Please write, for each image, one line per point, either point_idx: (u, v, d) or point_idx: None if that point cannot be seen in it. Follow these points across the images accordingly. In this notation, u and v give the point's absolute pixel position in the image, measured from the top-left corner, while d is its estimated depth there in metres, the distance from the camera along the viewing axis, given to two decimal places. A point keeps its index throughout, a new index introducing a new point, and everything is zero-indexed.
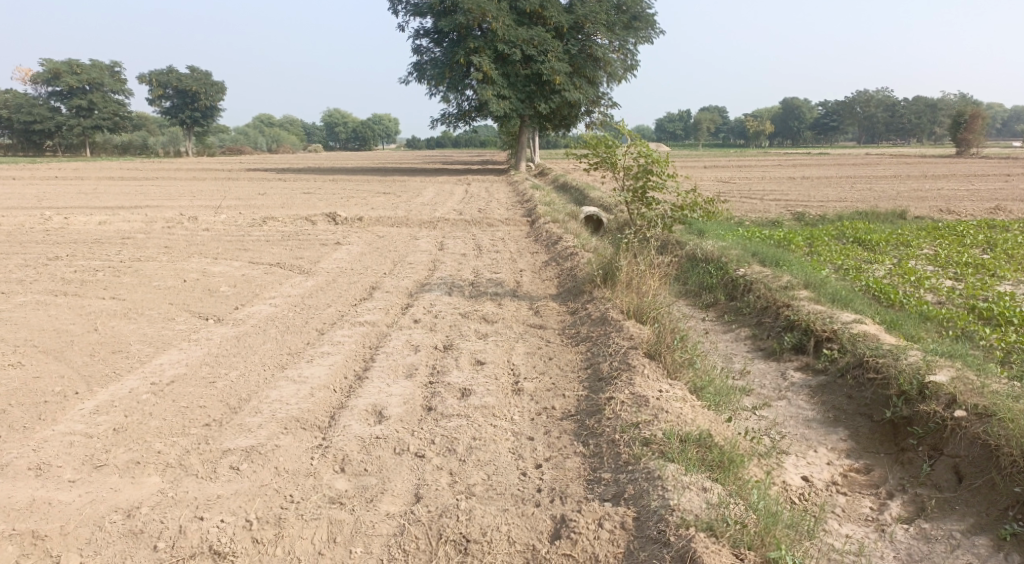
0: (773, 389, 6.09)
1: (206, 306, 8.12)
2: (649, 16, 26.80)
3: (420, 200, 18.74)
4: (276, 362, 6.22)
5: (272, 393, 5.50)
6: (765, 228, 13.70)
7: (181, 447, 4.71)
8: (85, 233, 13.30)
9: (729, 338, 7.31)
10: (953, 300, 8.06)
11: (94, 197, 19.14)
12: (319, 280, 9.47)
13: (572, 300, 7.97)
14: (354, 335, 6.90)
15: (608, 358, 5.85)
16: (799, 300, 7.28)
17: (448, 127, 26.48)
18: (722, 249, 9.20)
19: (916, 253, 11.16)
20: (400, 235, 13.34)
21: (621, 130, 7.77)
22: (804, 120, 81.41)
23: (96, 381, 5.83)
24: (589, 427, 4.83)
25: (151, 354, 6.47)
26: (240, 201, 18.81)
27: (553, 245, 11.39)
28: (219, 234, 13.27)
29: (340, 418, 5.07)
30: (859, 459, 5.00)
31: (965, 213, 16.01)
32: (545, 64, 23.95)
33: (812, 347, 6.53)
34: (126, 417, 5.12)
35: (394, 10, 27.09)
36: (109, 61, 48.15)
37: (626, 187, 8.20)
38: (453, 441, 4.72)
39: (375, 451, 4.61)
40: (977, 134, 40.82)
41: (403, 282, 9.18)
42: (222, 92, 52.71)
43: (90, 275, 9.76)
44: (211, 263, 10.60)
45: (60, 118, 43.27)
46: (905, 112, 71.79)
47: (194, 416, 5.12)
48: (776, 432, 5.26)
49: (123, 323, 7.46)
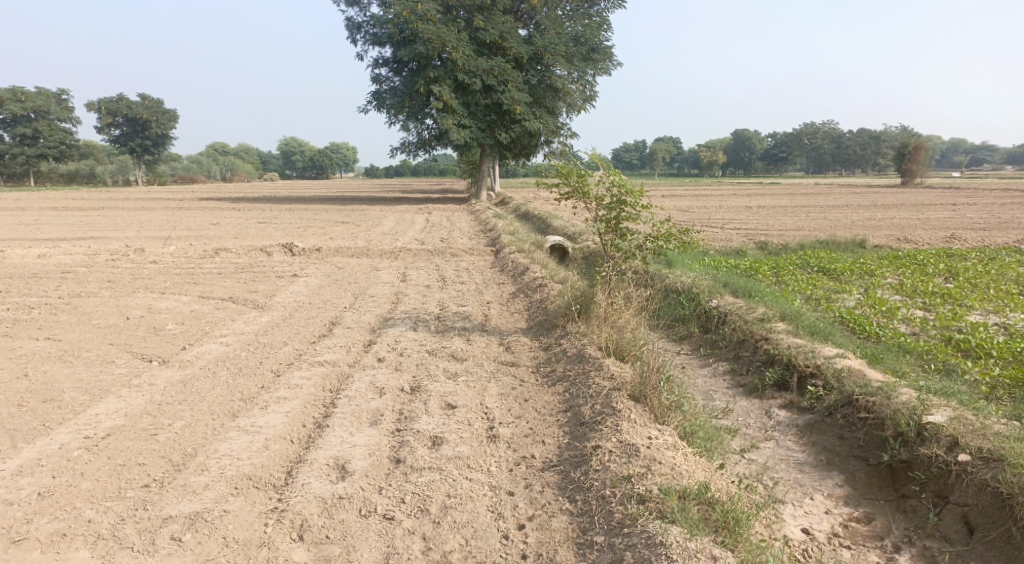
0: (759, 429, 5.78)
1: (151, 346, 7.52)
2: (607, 48, 27.01)
3: (380, 230, 18.30)
4: (226, 410, 5.68)
5: (221, 446, 4.97)
6: (730, 257, 13.56)
7: (115, 514, 4.17)
8: (22, 267, 12.49)
9: (706, 374, 7.01)
10: (927, 330, 7.93)
11: (35, 228, 18.18)
12: (274, 315, 8.92)
13: (544, 335, 7.60)
14: (313, 377, 6.40)
15: (588, 401, 5.47)
16: (778, 333, 7.03)
17: (408, 155, 26.13)
18: (692, 279, 8.96)
19: (881, 282, 11.14)
20: (360, 266, 12.86)
21: (594, 159, 7.51)
22: (755, 150, 83.11)
23: (21, 435, 5.23)
24: (575, 481, 4.46)
25: (86, 403, 5.87)
26: (191, 231, 18.07)
27: (520, 276, 11.05)
28: (167, 267, 12.58)
29: (297, 475, 4.58)
30: (858, 506, 4.73)
31: (922, 242, 16.21)
32: (505, 94, 23.84)
33: (795, 384, 6.26)
34: (53, 479, 4.55)
35: (353, 38, 26.81)
36: (56, 88, 46.73)
37: (599, 218, 7.94)
38: (426, 499, 4.28)
39: (339, 514, 4.14)
40: (920, 164, 42.06)
41: (364, 316, 8.70)
42: (175, 120, 51.57)
43: (24, 313, 9.06)
44: (158, 298, 9.97)
45: (2, 146, 41.64)
46: (852, 143, 74.22)
47: (132, 476, 4.57)
48: (768, 477, 4.95)
49: (57, 367, 6.83)
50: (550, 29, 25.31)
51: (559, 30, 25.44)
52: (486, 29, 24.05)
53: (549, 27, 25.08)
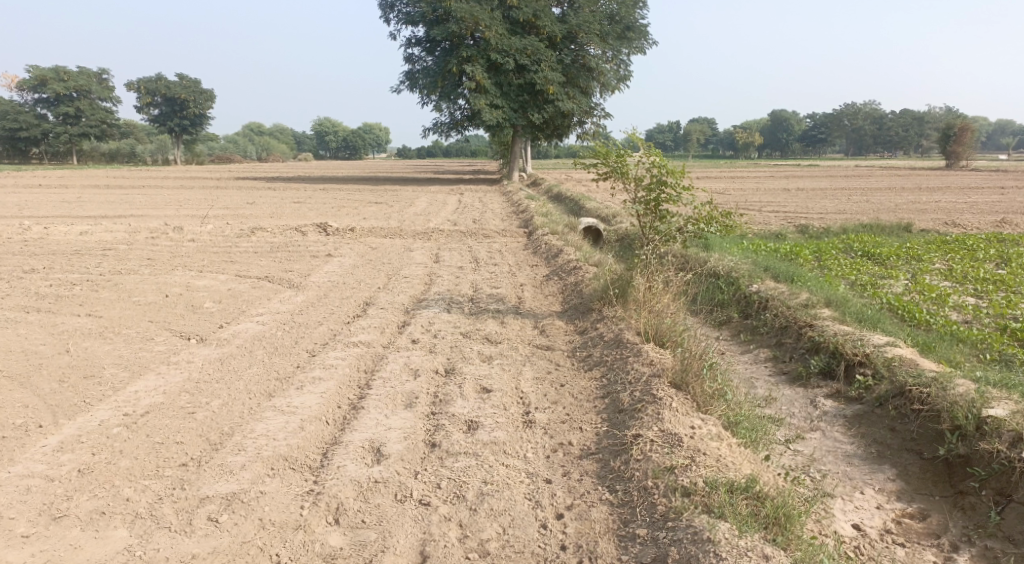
0: (804, 418, 5.60)
1: (189, 324, 7.57)
2: (643, 26, 26.50)
3: (412, 210, 18.26)
4: (262, 389, 5.67)
5: (258, 426, 4.95)
6: (769, 241, 13.22)
7: (153, 493, 4.17)
8: (64, 244, 12.72)
9: (747, 360, 6.82)
10: (980, 319, 7.60)
11: (76, 206, 18.51)
12: (309, 295, 8.93)
13: (579, 318, 7.47)
14: (348, 357, 6.37)
15: (627, 388, 5.35)
16: (823, 320, 6.79)
17: (441, 136, 26.01)
18: (732, 263, 8.71)
19: (929, 268, 10.74)
20: (394, 246, 12.83)
21: (634, 138, 7.30)
22: (793, 132, 80.81)
23: (63, 411, 5.28)
24: (614, 470, 4.35)
25: (125, 380, 5.90)
26: (228, 211, 18.23)
27: (553, 259, 10.89)
28: (204, 245, 12.70)
29: (333, 456, 4.54)
30: (911, 502, 4.58)
31: (971, 226, 15.63)
32: (538, 74, 23.56)
33: (843, 373, 6.03)
34: (93, 456, 4.58)
35: (387, 17, 26.69)
36: (97, 68, 47.58)
37: (638, 200, 7.74)
38: (463, 485, 4.21)
39: (374, 499, 4.09)
40: (966, 146, 40.65)
41: (398, 297, 8.65)
42: (212, 100, 52.16)
43: (66, 289, 9.20)
44: (196, 277, 10.04)
45: (46, 125, 42.58)
46: (894, 124, 72.28)
47: (170, 455, 4.57)
48: (815, 470, 4.81)
49: (97, 343, 6.90)
50: (584, 7, 24.84)
51: (594, 8, 24.98)
52: (520, 8, 23.72)
53: (584, 5, 24.66)
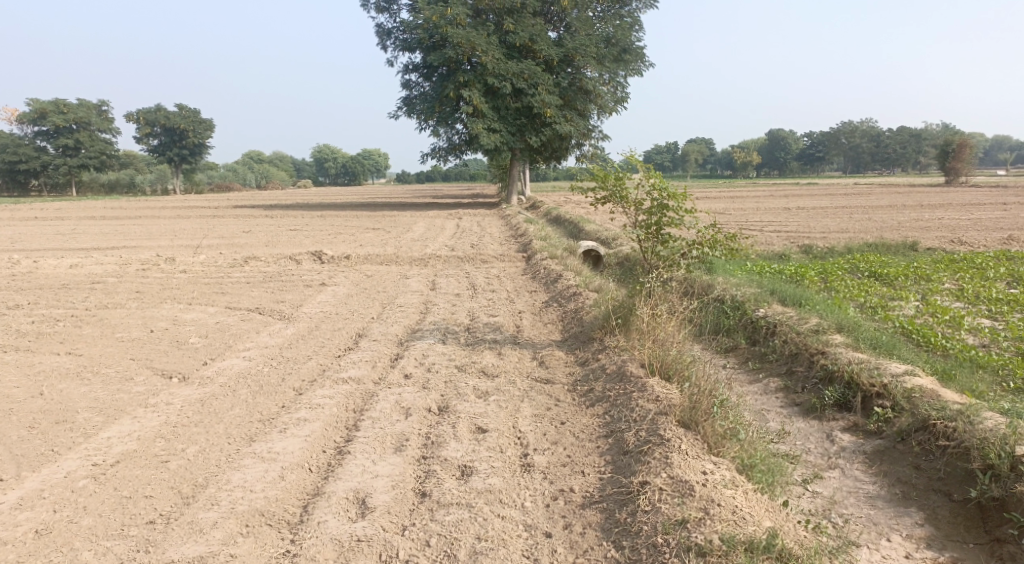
0: (821, 455, 5.24)
1: (172, 361, 7.22)
2: (639, 49, 26.45)
3: (410, 236, 17.99)
4: (243, 433, 5.31)
5: (235, 476, 4.60)
6: (773, 262, 12.89)
7: (115, 556, 3.83)
8: (53, 277, 12.41)
9: (757, 391, 6.45)
10: (999, 343, 7.24)
11: (70, 238, 18.24)
12: (300, 327, 8.59)
13: (580, 348, 7.13)
14: (336, 396, 6.00)
15: (632, 426, 5.00)
16: (836, 346, 6.43)
17: (439, 161, 25.82)
18: (737, 287, 8.36)
19: (939, 288, 10.40)
20: (390, 274, 12.52)
21: (632, 160, 7.01)
22: (791, 151, 80.86)
23: (28, 462, 4.92)
24: (620, 523, 4.04)
25: (99, 425, 5.55)
26: (223, 240, 17.95)
27: (552, 284, 10.58)
28: (196, 276, 12.39)
29: (314, 510, 4.19)
30: (944, 550, 4.25)
31: (977, 244, 15.30)
32: (535, 97, 23.44)
33: (860, 405, 5.67)
34: (54, 514, 4.23)
35: (383, 44, 26.63)
36: (97, 100, 47.70)
37: (639, 224, 7.44)
38: (454, 543, 3.87)
39: (356, 561, 3.76)
40: (966, 163, 40.42)
41: (392, 328, 8.30)
42: (211, 130, 52.16)
43: (49, 325, 8.87)
44: (184, 310, 9.71)
45: (46, 157, 42.56)
46: (891, 141, 72.39)
47: (138, 511, 4.22)
48: (837, 515, 4.47)
49: (74, 385, 6.55)
50: (580, 31, 24.78)
51: (589, 31, 24.92)
52: (516, 32, 23.66)
53: (579, 29, 24.61)
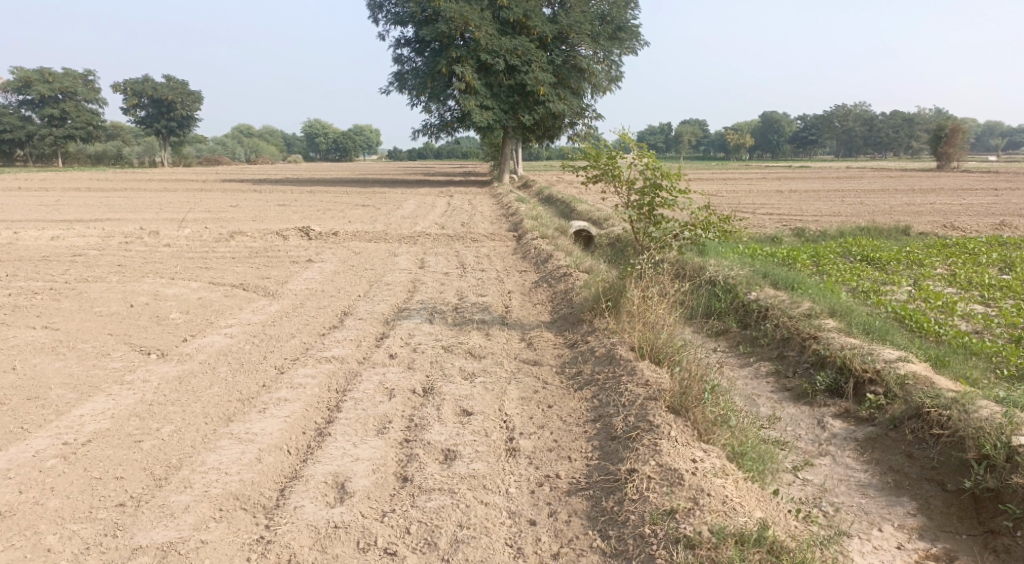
0: (812, 441, 5.14)
1: (151, 338, 7.03)
2: (634, 27, 26.08)
3: (399, 213, 17.74)
4: (221, 413, 5.14)
5: (209, 458, 4.44)
6: (765, 245, 12.77)
7: (81, 540, 3.70)
8: (33, 249, 12.12)
9: (748, 375, 6.32)
10: (991, 329, 7.15)
11: (53, 210, 17.86)
12: (284, 304, 8.40)
13: (569, 330, 6.99)
14: (318, 376, 5.83)
15: (621, 411, 4.87)
16: (828, 331, 6.31)
17: (430, 138, 25.48)
18: (730, 270, 8.23)
19: (931, 273, 10.30)
20: (378, 251, 12.31)
21: (624, 139, 6.82)
22: (784, 133, 80.62)
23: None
24: (607, 512, 3.92)
25: (72, 402, 5.37)
26: (209, 214, 17.63)
27: (543, 264, 10.42)
28: (180, 251, 12.14)
29: (290, 494, 4.05)
30: (936, 542, 4.17)
31: (969, 229, 15.23)
32: (528, 74, 23.07)
33: (852, 391, 5.55)
34: (19, 495, 4.07)
35: (375, 18, 26.13)
36: (83, 69, 46.78)
37: (630, 204, 7.27)
38: (435, 530, 3.75)
39: (332, 548, 3.63)
40: (957, 148, 40.32)
41: (378, 306, 8.13)
42: (200, 102, 51.32)
43: (25, 299, 8.63)
44: (165, 285, 9.48)
45: (31, 127, 41.69)
46: (884, 125, 72.23)
47: (107, 493, 4.06)
48: (828, 503, 4.37)
49: (48, 360, 6.35)
50: (575, 7, 24.38)
51: (584, 8, 24.52)
52: (510, 8, 23.20)
53: (575, 5, 24.20)
